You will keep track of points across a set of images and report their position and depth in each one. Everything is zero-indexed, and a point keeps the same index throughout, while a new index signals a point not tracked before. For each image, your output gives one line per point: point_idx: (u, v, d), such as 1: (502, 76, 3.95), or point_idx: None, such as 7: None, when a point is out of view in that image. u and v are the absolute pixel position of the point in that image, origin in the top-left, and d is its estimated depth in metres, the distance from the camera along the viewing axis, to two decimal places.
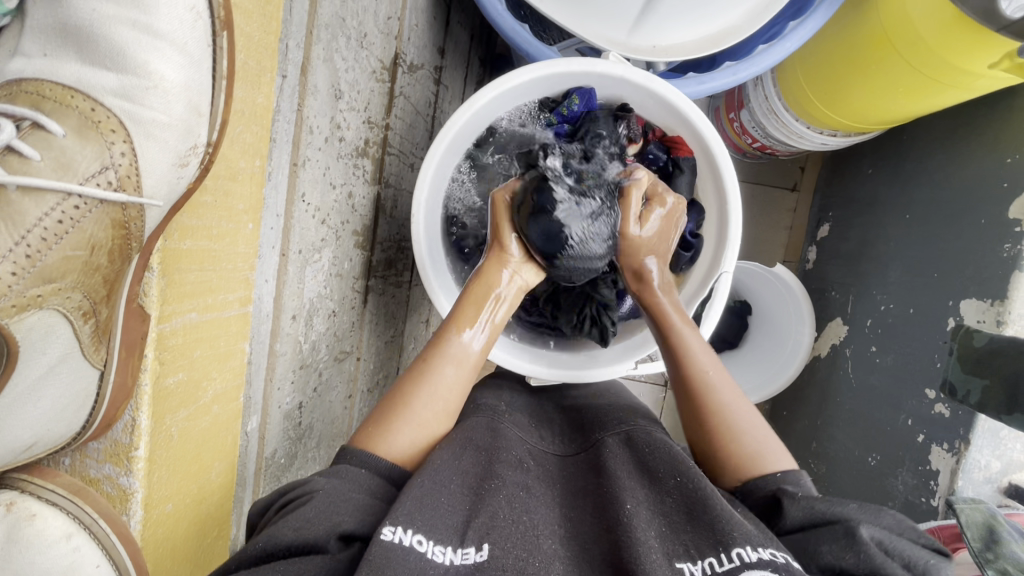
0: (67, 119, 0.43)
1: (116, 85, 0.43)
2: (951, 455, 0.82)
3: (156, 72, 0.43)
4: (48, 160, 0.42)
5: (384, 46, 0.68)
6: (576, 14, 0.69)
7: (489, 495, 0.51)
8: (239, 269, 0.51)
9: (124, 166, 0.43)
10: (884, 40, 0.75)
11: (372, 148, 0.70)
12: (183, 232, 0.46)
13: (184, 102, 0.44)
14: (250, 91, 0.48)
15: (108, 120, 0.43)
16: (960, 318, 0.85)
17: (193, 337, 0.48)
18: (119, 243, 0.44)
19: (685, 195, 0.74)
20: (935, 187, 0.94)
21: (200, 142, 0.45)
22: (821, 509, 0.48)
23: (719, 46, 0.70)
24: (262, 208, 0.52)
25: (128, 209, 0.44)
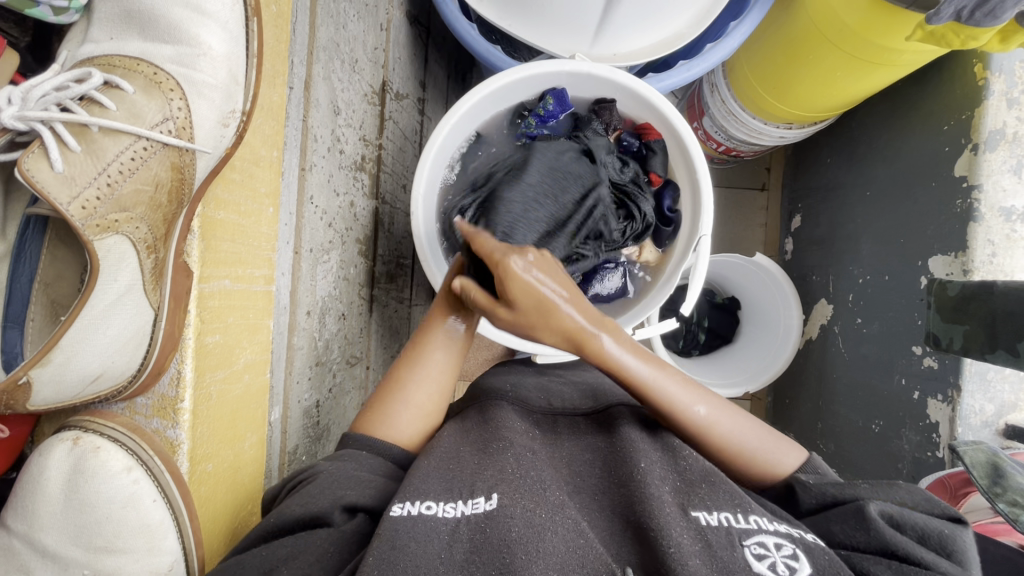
0: (135, 81, 0.49)
1: (174, 54, 0.49)
2: (946, 404, 0.85)
3: (205, 42, 0.49)
4: (122, 110, 0.47)
5: (374, 73, 0.76)
6: (542, 32, 0.79)
7: (498, 453, 0.54)
8: (263, 249, 0.55)
9: (181, 119, 0.49)
10: (814, 31, 0.84)
11: (368, 164, 0.76)
12: (218, 204, 0.52)
13: (226, 70, 0.50)
14: (269, 90, 0.55)
15: (168, 81, 0.49)
16: (930, 274, 0.91)
17: (226, 304, 0.52)
18: (176, 184, 0.49)
19: (662, 173, 0.79)
20: (888, 163, 1.02)
21: (238, 107, 0.51)
22: (835, 492, 0.52)
23: (672, 48, 0.79)
24: (279, 196, 0.57)
25: (184, 155, 0.49)
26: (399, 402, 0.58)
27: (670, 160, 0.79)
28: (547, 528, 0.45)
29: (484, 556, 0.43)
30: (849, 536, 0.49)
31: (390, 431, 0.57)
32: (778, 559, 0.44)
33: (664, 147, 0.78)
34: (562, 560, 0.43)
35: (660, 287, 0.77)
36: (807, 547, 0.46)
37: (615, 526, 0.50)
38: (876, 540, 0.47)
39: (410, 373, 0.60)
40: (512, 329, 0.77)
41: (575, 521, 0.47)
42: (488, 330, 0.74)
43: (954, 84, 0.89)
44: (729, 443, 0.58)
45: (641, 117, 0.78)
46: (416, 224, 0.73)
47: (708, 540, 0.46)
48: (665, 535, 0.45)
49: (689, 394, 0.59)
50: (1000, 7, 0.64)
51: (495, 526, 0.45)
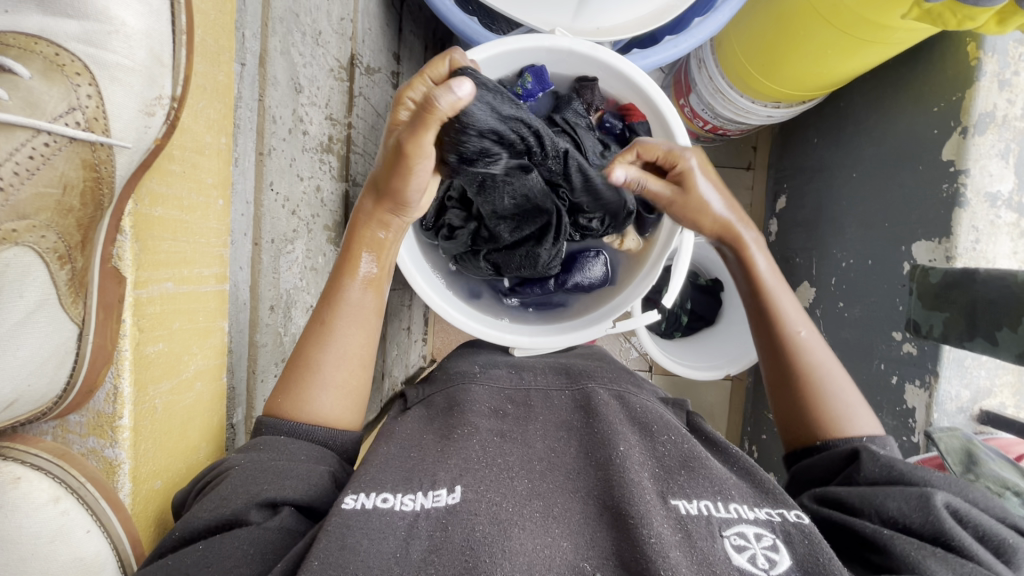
0: (32, 63, 0.42)
1: (79, 31, 0.43)
2: (924, 391, 0.86)
3: (117, 17, 0.43)
4: (16, 99, 0.41)
5: (340, 46, 0.71)
6: (520, 3, 0.74)
7: (460, 439, 0.53)
8: (212, 245, 0.52)
9: (92, 108, 0.43)
10: (807, 6, 0.81)
11: (336, 145, 0.72)
12: (155, 199, 0.47)
13: (145, 50, 0.44)
14: (211, 68, 0.49)
15: (72, 63, 0.43)
16: (913, 260, 0.90)
17: (170, 308, 0.49)
18: (92, 185, 0.43)
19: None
20: (876, 146, 1.00)
21: (165, 93, 0.46)
22: (898, 471, 0.50)
23: (660, 21, 0.75)
24: (230, 186, 0.53)
25: (99, 151, 0.43)
26: (316, 384, 0.53)
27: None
28: (512, 523, 0.44)
29: (446, 555, 0.41)
30: (905, 515, 0.47)
31: (313, 413, 0.53)
32: (758, 551, 0.43)
33: (648, 131, 0.75)
34: (530, 558, 0.41)
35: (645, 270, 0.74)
36: (788, 535, 0.44)
37: (590, 509, 0.47)
38: (933, 527, 0.46)
39: (319, 347, 0.55)
40: (489, 320, 0.74)
41: (541, 513, 0.46)
42: (462, 322, 0.71)
43: (946, 64, 0.86)
44: (816, 371, 0.61)
45: (625, 98, 0.73)
46: None
47: (687, 530, 0.45)
48: (644, 523, 0.44)
49: (798, 317, 0.64)
50: None
51: (457, 522, 0.44)
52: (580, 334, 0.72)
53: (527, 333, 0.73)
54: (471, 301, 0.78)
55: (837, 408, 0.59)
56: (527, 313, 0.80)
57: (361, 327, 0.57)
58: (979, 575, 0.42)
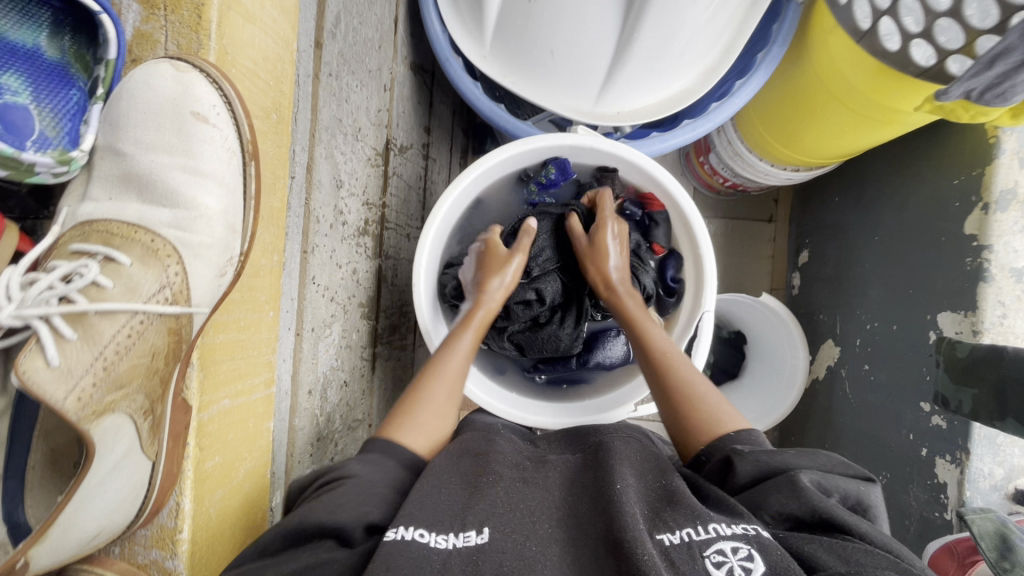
0: (133, 250, 0.49)
1: (171, 219, 0.49)
2: (955, 466, 0.84)
3: (202, 205, 0.49)
4: (120, 286, 0.47)
5: (376, 135, 0.76)
6: (547, 92, 0.80)
7: (487, 486, 0.54)
8: (263, 354, 0.55)
9: (178, 283, 0.49)
10: (823, 88, 0.83)
11: (371, 226, 0.77)
12: (217, 327, 0.51)
13: (223, 223, 0.50)
14: (269, 197, 0.54)
15: (165, 247, 0.49)
16: (939, 331, 0.89)
17: (225, 424, 0.52)
18: (174, 345, 0.48)
19: (664, 243, 0.81)
20: (898, 210, 1.01)
21: (235, 253, 0.51)
22: (767, 461, 0.54)
23: (678, 105, 0.80)
24: (279, 296, 0.57)
25: (181, 318, 0.49)
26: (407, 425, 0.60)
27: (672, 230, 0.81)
28: (535, 561, 0.46)
29: None
30: (785, 505, 0.49)
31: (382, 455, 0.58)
32: (736, 563, 0.44)
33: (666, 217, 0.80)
34: None
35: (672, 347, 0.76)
36: (762, 545, 0.45)
37: (598, 549, 0.48)
38: (809, 506, 0.48)
39: (416, 403, 0.63)
40: (515, 400, 0.77)
41: (559, 557, 0.47)
42: (489, 404, 0.73)
43: (968, 137, 0.87)
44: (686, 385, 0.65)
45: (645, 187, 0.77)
46: (416, 290, 0.73)
47: (673, 558, 0.45)
48: (636, 548, 0.45)
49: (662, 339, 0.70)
50: (1011, 91, 0.61)
51: (487, 559, 0.45)
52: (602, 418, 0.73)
53: (549, 413, 0.75)
54: (495, 379, 0.81)
55: (706, 411, 0.62)
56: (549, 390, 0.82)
57: (451, 396, 0.66)
58: (867, 554, 0.44)
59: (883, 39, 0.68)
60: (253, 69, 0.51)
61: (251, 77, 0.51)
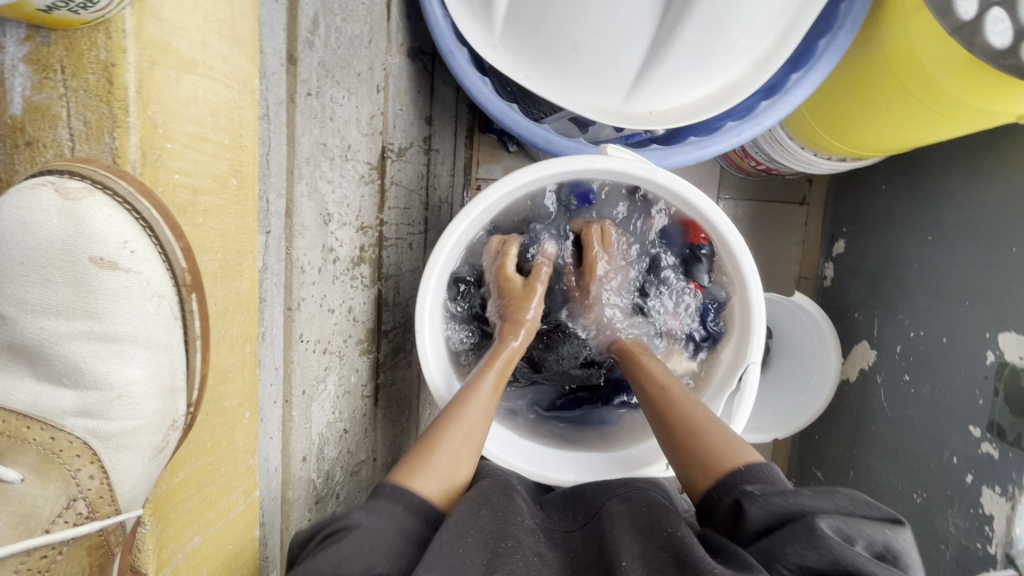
0: (23, 457, 0.40)
1: (78, 404, 0.41)
2: (1004, 500, 0.78)
3: (119, 381, 0.41)
4: (7, 514, 0.38)
5: (370, 147, 0.66)
6: (567, 91, 0.68)
7: (505, 552, 0.51)
8: (240, 465, 0.50)
9: (94, 488, 0.41)
10: (894, 79, 0.71)
11: (368, 252, 0.68)
12: (176, 467, 0.45)
13: (156, 392, 0.42)
14: (231, 283, 0.45)
15: (69, 446, 0.41)
16: (999, 352, 0.81)
17: (196, 561, 0.48)
18: (99, 560, 0.41)
19: (703, 280, 0.78)
20: (959, 208, 0.90)
21: (178, 416, 0.44)
22: (781, 505, 0.49)
23: (722, 105, 0.68)
24: (255, 392, 0.50)
25: (107, 529, 0.41)
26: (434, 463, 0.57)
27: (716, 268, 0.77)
28: None
29: None
30: (804, 557, 0.45)
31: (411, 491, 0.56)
32: None
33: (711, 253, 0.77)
34: None
35: (710, 396, 0.72)
36: None
37: None
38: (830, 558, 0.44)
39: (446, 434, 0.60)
40: (534, 454, 0.71)
41: None
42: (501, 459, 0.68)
43: None
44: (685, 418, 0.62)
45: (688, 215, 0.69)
46: (420, 318, 0.67)
47: None
48: None
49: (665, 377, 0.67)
50: None
51: None
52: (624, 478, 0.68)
53: (571, 469, 0.70)
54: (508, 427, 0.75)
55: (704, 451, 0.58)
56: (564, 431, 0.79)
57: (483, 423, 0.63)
58: None
59: (988, 33, 0.57)
60: (199, 131, 0.41)
61: (196, 142, 0.41)
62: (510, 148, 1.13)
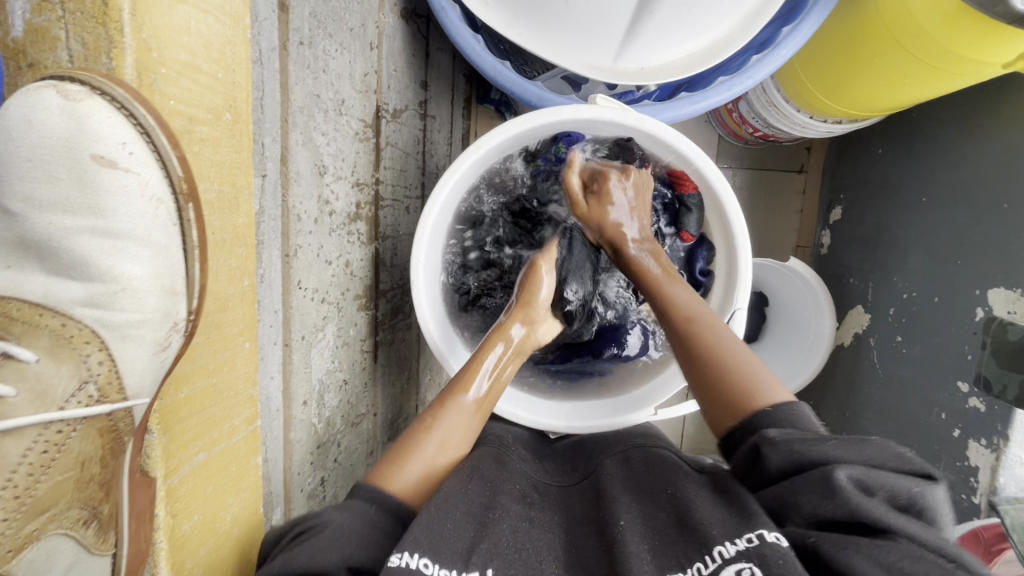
0: (37, 341, 0.42)
1: (85, 296, 0.43)
2: (989, 451, 0.81)
3: (123, 274, 0.42)
4: (25, 392, 0.41)
5: (365, 104, 0.67)
6: (558, 46, 0.68)
7: (494, 523, 0.53)
8: (242, 392, 0.52)
9: (105, 374, 0.44)
10: (885, 32, 0.71)
11: (364, 208, 0.70)
12: (178, 383, 0.47)
13: (157, 290, 0.43)
14: (229, 216, 0.47)
15: (80, 333, 0.43)
16: (988, 308, 0.83)
17: (202, 477, 0.50)
18: (111, 443, 0.44)
19: (694, 231, 0.77)
20: (953, 168, 0.90)
21: (180, 317, 0.45)
22: (802, 451, 0.48)
23: (713, 59, 0.68)
24: (254, 326, 0.52)
25: (115, 415, 0.44)
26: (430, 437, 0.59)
27: (704, 216, 0.77)
28: None
29: None
30: (818, 506, 0.45)
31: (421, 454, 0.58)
32: None
33: (701, 202, 0.76)
34: None
35: None
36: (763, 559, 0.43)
37: None
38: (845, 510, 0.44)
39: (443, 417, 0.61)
40: (529, 403, 0.75)
41: None
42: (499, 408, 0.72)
43: None
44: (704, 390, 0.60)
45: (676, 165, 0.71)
46: (415, 272, 0.68)
47: None
48: None
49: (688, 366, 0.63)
50: None
51: None
52: (615, 421, 0.71)
53: (563, 416, 0.74)
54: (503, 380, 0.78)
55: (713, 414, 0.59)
56: (559, 387, 0.81)
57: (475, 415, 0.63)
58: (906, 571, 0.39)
59: None
60: (193, 62, 0.42)
61: (191, 72, 0.42)
62: (506, 117, 1.14)
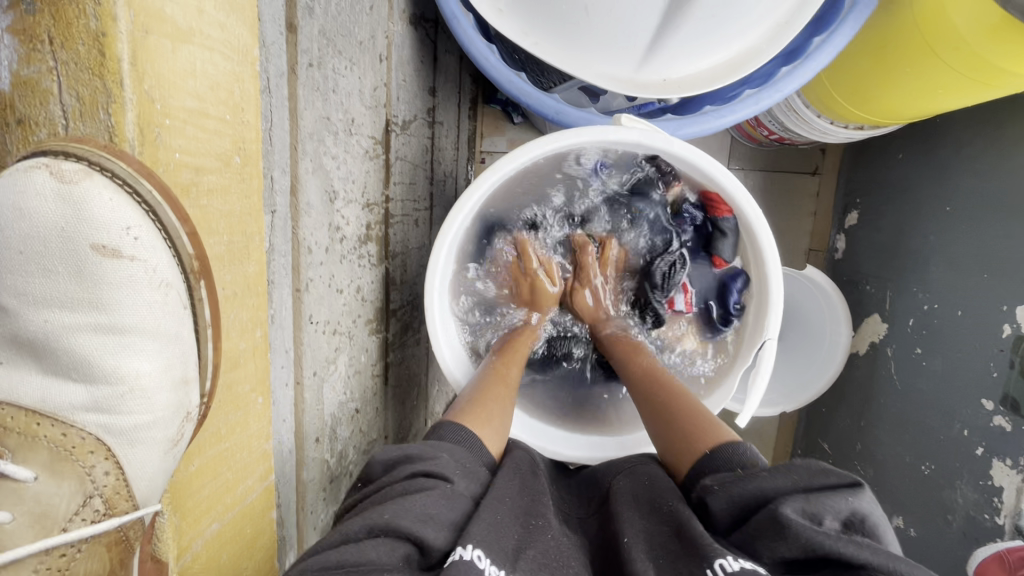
0: (36, 455, 0.39)
1: (87, 398, 0.40)
2: (1015, 472, 0.79)
3: (130, 372, 0.40)
4: (24, 515, 0.38)
5: (374, 121, 0.63)
6: (578, 57, 0.65)
7: (539, 529, 0.49)
8: (254, 452, 0.50)
9: (110, 486, 0.41)
10: (920, 40, 0.68)
11: (374, 230, 0.67)
12: (191, 457, 0.44)
13: (167, 381, 0.41)
14: (241, 265, 0.44)
15: (83, 442, 0.40)
16: (1016, 324, 0.80)
17: (217, 547, 0.48)
18: (119, 554, 0.41)
19: (726, 256, 0.77)
20: (979, 177, 0.87)
21: (191, 407, 0.42)
22: (740, 492, 0.48)
23: (741, 72, 0.64)
24: (268, 374, 0.50)
25: (126, 527, 0.41)
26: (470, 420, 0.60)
27: (739, 243, 0.76)
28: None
29: None
30: (776, 549, 0.44)
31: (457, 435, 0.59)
32: None
33: (735, 226, 0.74)
34: None
35: (722, 378, 0.73)
36: None
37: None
38: (798, 544, 0.43)
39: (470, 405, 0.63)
40: (550, 436, 0.74)
41: None
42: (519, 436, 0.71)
43: None
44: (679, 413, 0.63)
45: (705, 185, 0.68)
46: (429, 294, 0.67)
47: None
48: None
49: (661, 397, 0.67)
50: None
51: None
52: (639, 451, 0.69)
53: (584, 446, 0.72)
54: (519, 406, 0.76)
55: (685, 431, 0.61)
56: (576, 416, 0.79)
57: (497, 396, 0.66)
58: None
59: None
60: (200, 107, 0.38)
61: (196, 119, 0.39)
62: (515, 121, 1.10)
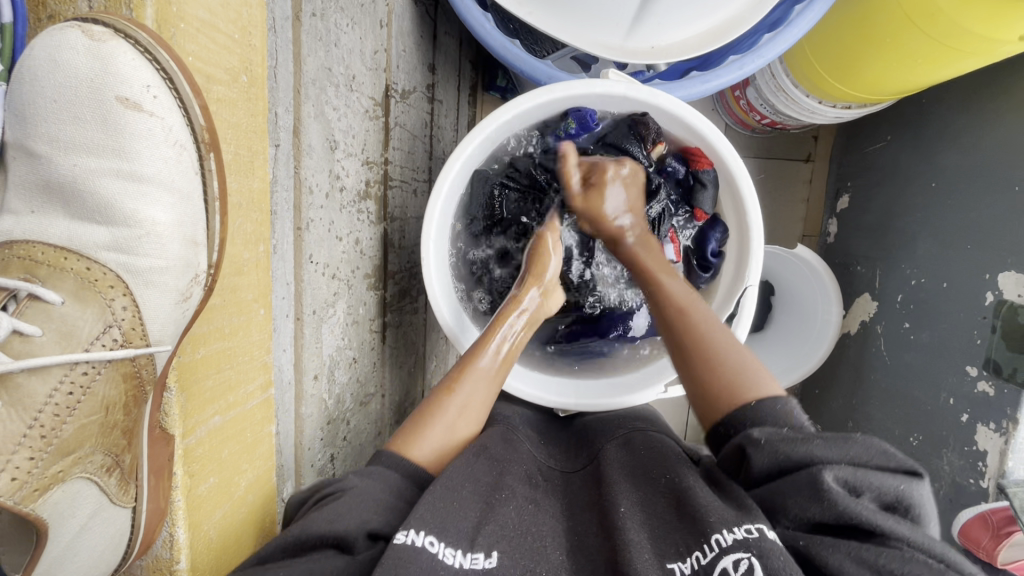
0: (63, 284, 0.43)
1: (109, 239, 0.43)
2: (998, 435, 0.80)
3: (147, 219, 0.42)
4: (51, 332, 0.42)
5: (375, 82, 0.66)
6: (568, 22, 0.68)
7: (500, 503, 0.54)
8: (256, 358, 0.53)
9: (128, 320, 0.44)
10: (899, 11, 0.71)
11: (374, 187, 0.69)
12: (196, 343, 0.47)
13: (178, 239, 0.43)
14: (245, 180, 0.47)
15: (105, 277, 0.43)
16: (998, 291, 0.82)
17: (218, 439, 0.51)
18: (133, 391, 0.44)
19: (707, 208, 0.76)
20: (963, 152, 0.90)
21: (200, 269, 0.45)
22: (787, 454, 0.48)
23: (725, 38, 0.68)
24: (269, 292, 0.53)
25: (137, 360, 0.44)
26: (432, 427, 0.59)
27: (719, 194, 0.75)
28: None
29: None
30: (806, 509, 0.46)
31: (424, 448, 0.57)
32: None
33: (715, 179, 0.73)
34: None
35: None
36: (762, 551, 0.43)
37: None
38: (833, 513, 0.45)
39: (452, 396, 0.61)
40: (541, 381, 0.75)
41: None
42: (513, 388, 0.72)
43: None
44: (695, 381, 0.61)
45: (689, 142, 0.72)
46: (424, 245, 0.68)
47: None
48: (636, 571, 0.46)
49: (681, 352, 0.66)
50: None
51: None
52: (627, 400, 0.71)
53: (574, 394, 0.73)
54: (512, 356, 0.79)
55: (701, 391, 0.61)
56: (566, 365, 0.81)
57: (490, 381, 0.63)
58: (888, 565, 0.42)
59: None
60: (210, 20, 0.42)
61: (208, 30, 0.42)
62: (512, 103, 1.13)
